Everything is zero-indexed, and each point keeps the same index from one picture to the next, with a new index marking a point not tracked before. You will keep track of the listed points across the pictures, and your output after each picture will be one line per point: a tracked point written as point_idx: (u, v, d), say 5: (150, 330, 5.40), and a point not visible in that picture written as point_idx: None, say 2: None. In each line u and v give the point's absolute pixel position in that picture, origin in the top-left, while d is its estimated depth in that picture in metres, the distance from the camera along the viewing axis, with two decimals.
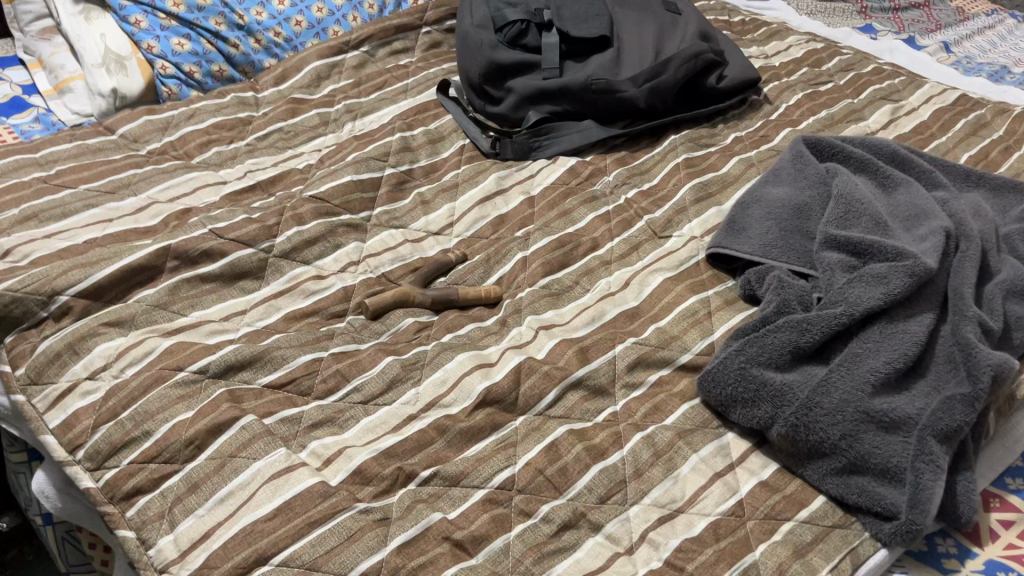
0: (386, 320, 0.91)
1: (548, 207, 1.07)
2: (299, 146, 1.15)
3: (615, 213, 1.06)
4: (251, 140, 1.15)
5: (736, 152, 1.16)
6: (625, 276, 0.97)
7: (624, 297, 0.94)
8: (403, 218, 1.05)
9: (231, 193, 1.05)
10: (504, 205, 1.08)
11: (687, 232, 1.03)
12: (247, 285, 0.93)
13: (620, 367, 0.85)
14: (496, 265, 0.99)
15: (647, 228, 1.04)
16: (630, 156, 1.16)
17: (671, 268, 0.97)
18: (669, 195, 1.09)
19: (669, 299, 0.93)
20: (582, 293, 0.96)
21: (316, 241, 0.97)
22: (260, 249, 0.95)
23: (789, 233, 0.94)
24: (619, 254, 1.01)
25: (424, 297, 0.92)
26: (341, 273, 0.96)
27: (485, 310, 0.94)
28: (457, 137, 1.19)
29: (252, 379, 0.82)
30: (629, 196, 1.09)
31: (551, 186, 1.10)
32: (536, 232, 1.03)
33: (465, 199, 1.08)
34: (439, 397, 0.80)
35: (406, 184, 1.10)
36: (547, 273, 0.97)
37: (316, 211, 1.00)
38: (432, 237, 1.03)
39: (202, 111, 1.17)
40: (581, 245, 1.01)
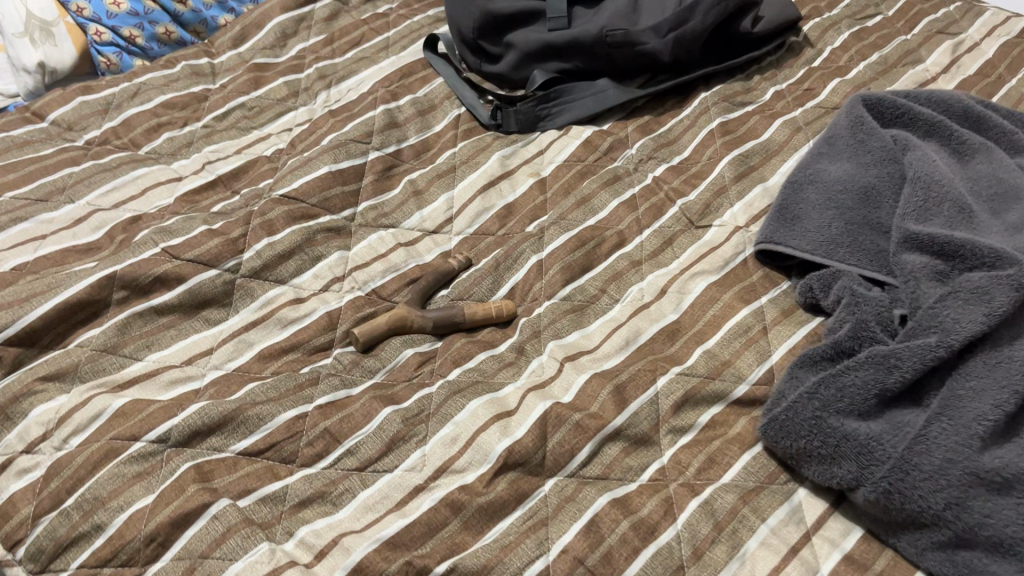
0: (381, 352, 0.76)
1: (563, 193, 0.91)
2: (266, 126, 0.98)
3: (642, 198, 0.90)
4: (209, 120, 0.97)
5: (778, 112, 0.99)
6: (661, 281, 0.82)
7: (661, 309, 0.79)
8: (393, 214, 0.88)
9: (187, 193, 0.88)
10: (511, 192, 0.92)
11: (729, 219, 0.87)
12: (212, 314, 0.78)
13: (664, 407, 0.71)
14: (507, 272, 0.84)
15: (681, 216, 0.88)
16: (654, 121, 0.99)
17: (715, 270, 0.82)
18: (704, 171, 0.92)
19: (715, 311, 0.78)
20: (611, 304, 0.81)
21: (292, 253, 0.81)
22: (225, 270, 0.79)
23: (856, 226, 0.79)
24: (651, 251, 0.85)
25: (424, 321, 0.78)
26: (324, 292, 0.80)
27: (497, 333, 0.79)
28: (451, 105, 1.01)
29: (224, 447, 0.68)
30: (657, 174, 0.93)
31: (565, 165, 0.94)
32: (552, 226, 0.87)
33: (464, 186, 0.92)
34: (451, 460, 0.67)
35: (394, 170, 0.93)
36: (568, 281, 0.82)
37: (290, 215, 0.84)
38: (429, 237, 0.88)
39: (147, 87, 0.99)
40: (606, 241, 0.86)
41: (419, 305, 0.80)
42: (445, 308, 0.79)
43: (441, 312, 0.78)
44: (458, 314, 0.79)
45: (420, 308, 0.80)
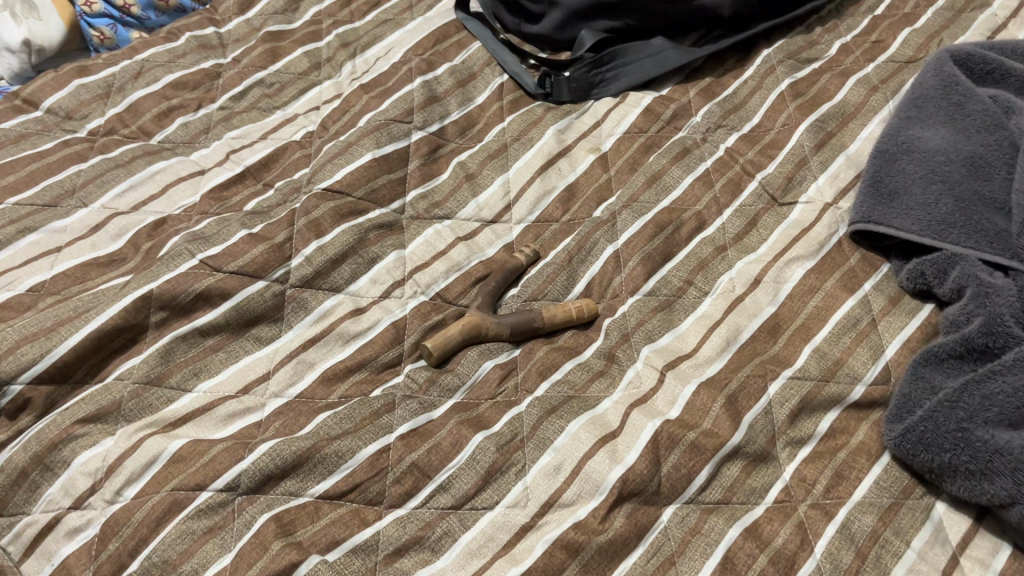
0: (456, 367, 0.69)
1: (630, 170, 0.83)
2: (289, 105, 0.88)
3: (716, 173, 0.82)
4: (225, 101, 0.87)
5: (850, 68, 0.91)
6: (752, 269, 0.75)
7: (757, 302, 0.72)
8: (447, 203, 0.80)
9: (213, 190, 0.78)
10: (571, 171, 0.83)
11: (816, 195, 0.80)
12: (263, 332, 0.69)
13: (779, 418, 0.65)
14: (581, 266, 0.76)
15: (763, 192, 0.81)
16: (716, 84, 0.91)
17: (810, 255, 0.75)
18: (780, 140, 0.85)
19: (817, 303, 0.72)
20: (700, 297, 0.73)
21: (344, 256, 0.73)
22: (274, 280, 0.71)
23: (966, 203, 0.72)
24: (735, 234, 0.78)
25: (500, 328, 0.70)
26: (384, 299, 0.72)
27: (579, 337, 0.72)
28: (491, 73, 0.92)
29: (301, 491, 0.60)
30: (729, 145, 0.85)
31: (626, 137, 0.86)
32: (623, 209, 0.79)
33: (520, 167, 0.83)
34: (558, 493, 0.60)
35: (441, 151, 0.84)
36: (651, 273, 0.75)
37: (337, 212, 0.75)
38: (488, 227, 0.79)
39: (151, 65, 0.88)
40: (685, 224, 0.78)
41: (490, 308, 0.72)
42: (520, 313, 0.71)
43: (517, 316, 0.71)
44: (536, 318, 0.71)
45: (492, 313, 0.72)
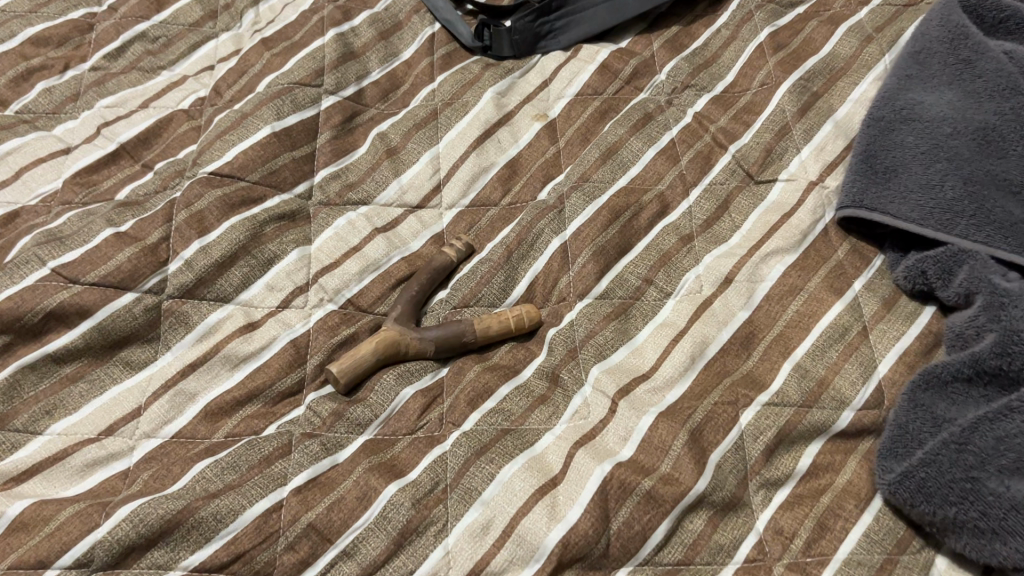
0: (371, 394, 0.58)
1: (581, 142, 0.70)
2: (177, 65, 0.74)
3: (683, 144, 0.70)
4: (98, 60, 0.72)
5: (839, 14, 0.77)
6: (723, 265, 0.63)
7: (728, 306, 0.61)
8: (362, 185, 0.67)
9: (78, 173, 0.65)
10: (512, 143, 0.71)
11: (798, 171, 0.68)
12: (132, 355, 0.57)
13: (752, 455, 0.54)
14: (523, 261, 0.64)
15: (737, 167, 0.69)
16: (683, 35, 0.78)
17: (792, 247, 0.63)
18: (758, 103, 0.72)
19: (798, 308, 0.61)
20: (661, 300, 0.62)
21: (234, 258, 0.60)
22: (145, 291, 0.58)
23: (976, 185, 0.61)
24: (703, 220, 0.66)
25: (423, 344, 0.59)
26: (283, 310, 0.60)
27: (518, 351, 0.61)
28: (420, 23, 0.77)
29: (169, 566, 0.48)
30: (699, 109, 0.72)
31: (578, 101, 0.73)
32: (572, 191, 0.67)
33: (452, 138, 0.70)
34: (487, 558, 0.49)
35: (357, 119, 0.71)
36: (604, 271, 0.63)
37: (225, 203, 0.62)
38: (412, 215, 0.67)
39: (6, 16, 0.73)
40: (645, 209, 0.66)
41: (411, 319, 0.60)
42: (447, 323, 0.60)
43: (443, 329, 0.59)
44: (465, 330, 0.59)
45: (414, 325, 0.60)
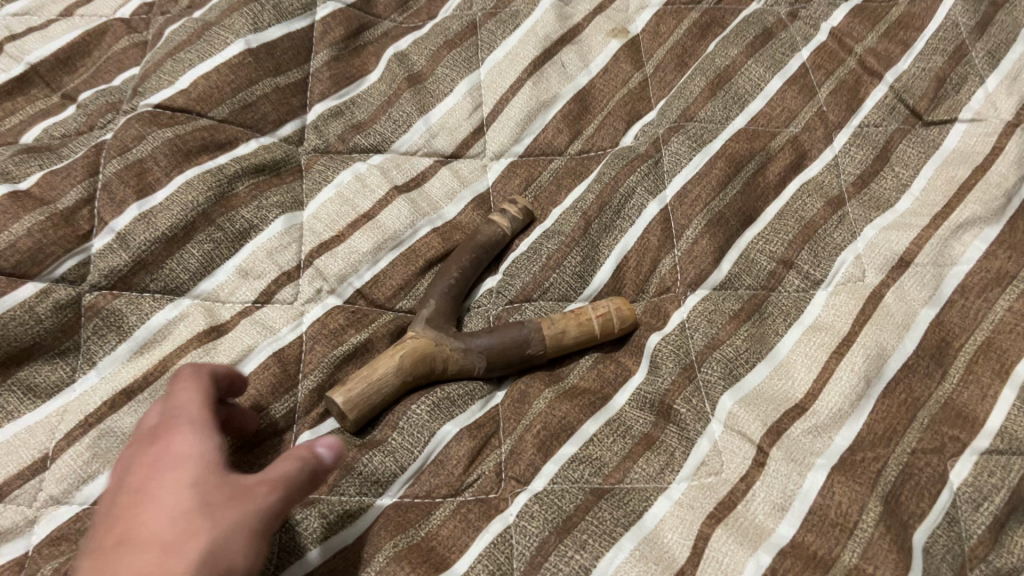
0: (390, 432, 0.39)
1: (676, 68, 0.51)
2: None
3: (818, 71, 0.51)
4: None
5: None
6: (893, 241, 0.44)
7: (905, 301, 0.42)
8: (376, 125, 0.48)
9: None
10: (581, 68, 0.51)
11: (986, 107, 0.48)
12: (36, 376, 0.38)
13: (973, 532, 0.35)
14: (605, 235, 0.45)
15: (896, 104, 0.49)
16: None
17: (993, 215, 0.44)
18: (917, 15, 0.52)
19: (1012, 303, 0.41)
20: (806, 291, 0.44)
21: (189, 231, 0.41)
22: (56, 281, 0.39)
23: None
24: (857, 176, 0.47)
25: (470, 357, 0.40)
26: (263, 307, 0.41)
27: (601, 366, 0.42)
28: None
29: None
30: (836, 23, 0.53)
31: (670, 11, 0.53)
32: (670, 135, 0.48)
33: (499, 61, 0.51)
34: None
35: (367, 35, 0.51)
36: (722, 249, 0.44)
37: (178, 149, 0.43)
38: (445, 167, 0.48)
39: None
40: (773, 159, 0.47)
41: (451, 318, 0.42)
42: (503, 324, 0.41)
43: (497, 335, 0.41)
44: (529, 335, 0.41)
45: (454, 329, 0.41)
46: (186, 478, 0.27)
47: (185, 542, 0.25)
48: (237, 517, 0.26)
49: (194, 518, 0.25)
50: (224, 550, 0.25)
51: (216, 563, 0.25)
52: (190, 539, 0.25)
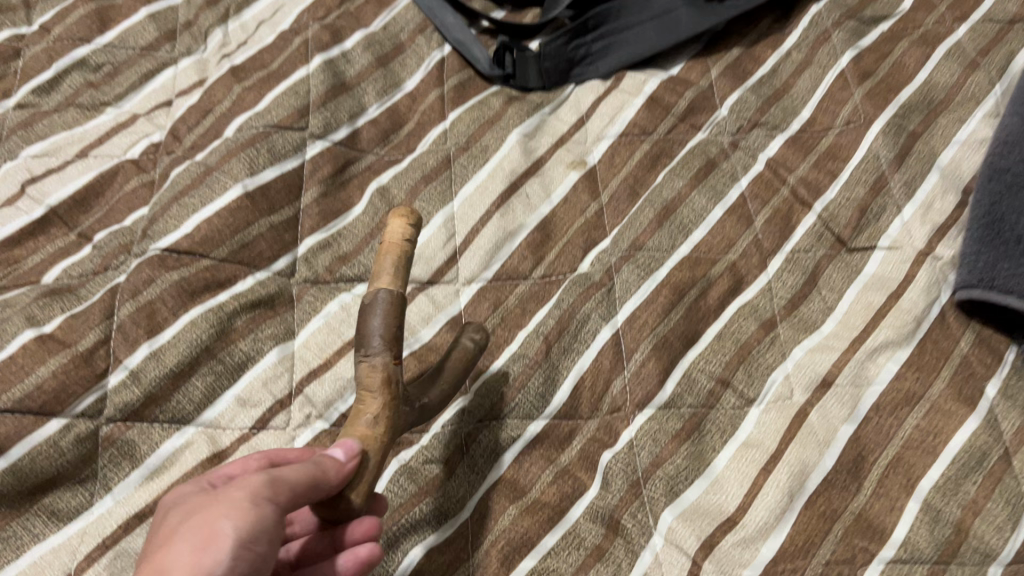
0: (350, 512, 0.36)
1: (628, 198, 0.57)
2: (125, 99, 0.58)
3: (756, 200, 0.57)
4: (25, 94, 0.57)
5: (931, 34, 0.64)
6: (817, 363, 0.50)
7: (826, 419, 0.48)
8: (360, 256, 0.53)
9: None
10: (544, 199, 0.57)
11: (902, 236, 0.55)
12: (59, 502, 0.42)
13: None
14: (564, 357, 0.51)
15: (824, 231, 0.55)
16: (747, 58, 0.64)
17: (903, 339, 0.50)
18: (843, 148, 0.59)
19: (918, 422, 0.47)
20: (741, 409, 0.49)
21: (193, 366, 0.47)
22: (76, 416, 0.44)
23: None
24: (787, 301, 0.53)
25: (372, 308, 0.38)
26: (259, 432, 0.47)
27: (403, 252, 0.39)
28: (426, 45, 0.63)
29: None
30: (772, 154, 0.59)
31: (624, 143, 0.59)
32: (622, 264, 0.54)
33: (470, 194, 0.57)
34: None
35: (352, 169, 0.57)
36: (667, 371, 0.50)
37: (184, 290, 0.48)
38: (423, 293, 0.53)
39: None
40: (714, 284, 0.53)
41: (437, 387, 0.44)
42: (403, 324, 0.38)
43: (391, 322, 0.38)
44: (396, 308, 0.38)
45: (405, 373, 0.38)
46: (173, 515, 0.34)
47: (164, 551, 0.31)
48: (210, 514, 0.32)
49: (175, 530, 0.32)
50: (203, 539, 0.31)
51: (193, 550, 0.31)
52: (167, 548, 0.32)
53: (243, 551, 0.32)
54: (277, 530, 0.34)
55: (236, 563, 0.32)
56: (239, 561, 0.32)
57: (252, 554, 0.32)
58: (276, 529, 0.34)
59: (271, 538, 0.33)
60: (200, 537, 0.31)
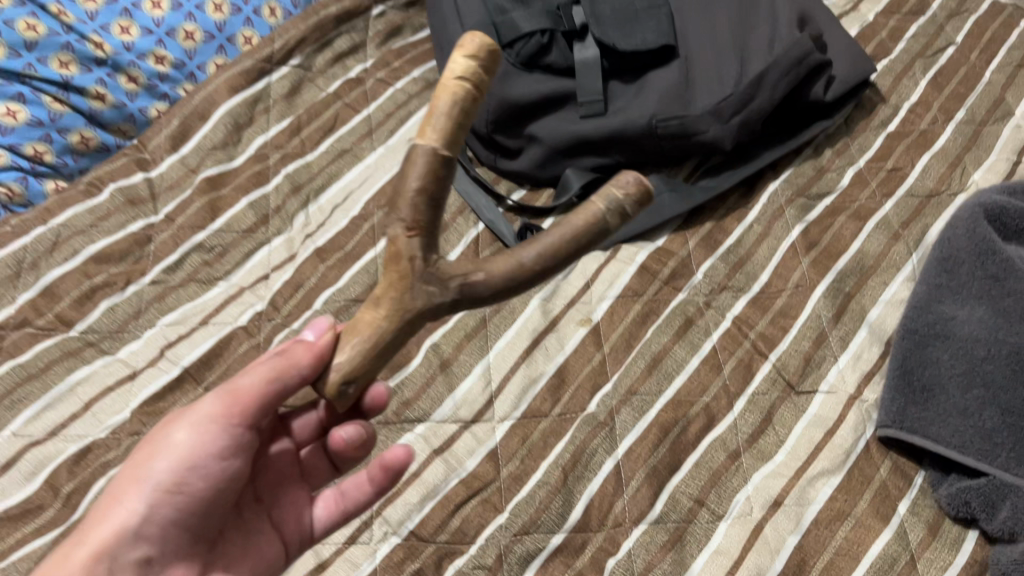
0: (341, 395, 0.43)
1: (625, 349, 0.73)
2: (233, 273, 0.75)
3: (725, 351, 0.73)
4: (157, 273, 0.74)
5: (865, 208, 0.81)
6: (771, 486, 0.66)
7: (777, 531, 0.63)
8: (419, 401, 0.69)
9: (146, 402, 0.67)
10: (559, 349, 0.73)
11: (838, 382, 0.71)
12: None
13: None
14: (578, 483, 0.66)
15: (778, 376, 0.71)
16: (717, 230, 0.81)
17: (836, 468, 0.66)
18: (793, 307, 0.75)
19: (846, 534, 0.63)
20: (713, 523, 0.64)
21: None
22: None
23: (1013, 416, 0.65)
24: (749, 434, 0.68)
25: (418, 152, 0.39)
26: (350, 546, 0.62)
27: (467, 96, 0.39)
28: (466, 222, 0.80)
29: None
30: (738, 312, 0.75)
31: (622, 302, 0.76)
32: (621, 406, 0.70)
33: (502, 348, 0.73)
34: None
35: None
36: (656, 493, 0.66)
37: None
38: (467, 431, 0.68)
39: (69, 232, 0.74)
40: (692, 422, 0.69)
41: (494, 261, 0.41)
42: (443, 187, 0.39)
43: (428, 177, 0.39)
44: (436, 166, 0.39)
45: (425, 253, 0.40)
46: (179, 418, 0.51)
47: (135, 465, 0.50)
48: (166, 449, 0.49)
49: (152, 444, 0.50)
50: (145, 474, 0.49)
51: (136, 477, 0.49)
52: (134, 464, 0.50)
53: (162, 494, 0.49)
54: (207, 464, 0.50)
55: (155, 505, 0.49)
56: (159, 501, 0.49)
57: (176, 491, 0.49)
58: (203, 466, 0.50)
59: (191, 482, 0.50)
60: (141, 470, 0.49)
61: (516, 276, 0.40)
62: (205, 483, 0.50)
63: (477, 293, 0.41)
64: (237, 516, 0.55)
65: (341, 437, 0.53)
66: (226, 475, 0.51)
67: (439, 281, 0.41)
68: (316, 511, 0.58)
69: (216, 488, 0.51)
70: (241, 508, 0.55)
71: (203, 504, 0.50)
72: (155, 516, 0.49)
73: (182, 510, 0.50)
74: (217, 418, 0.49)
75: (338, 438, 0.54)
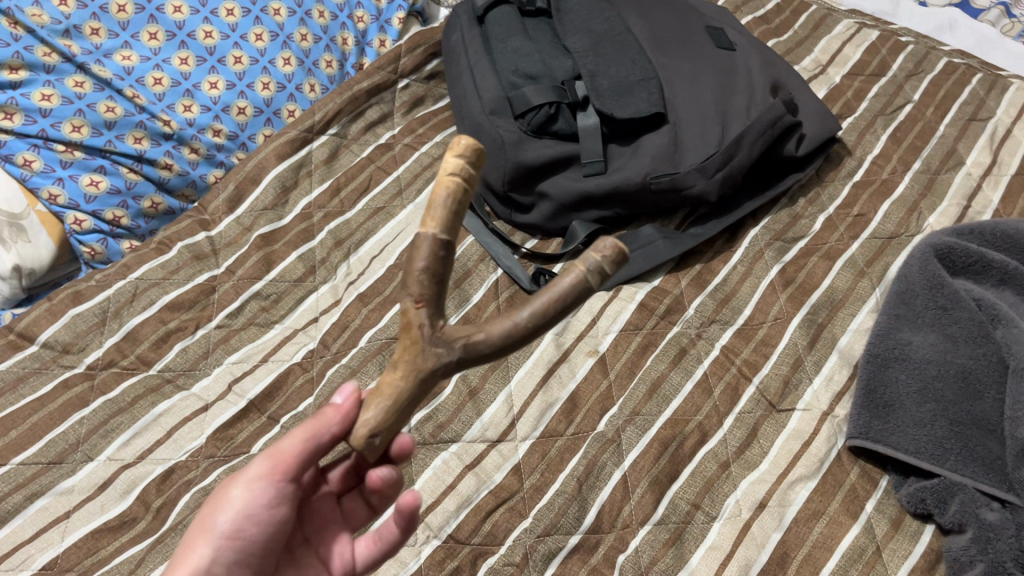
0: (369, 444, 0.47)
1: (629, 375, 0.84)
2: (287, 317, 0.87)
3: (714, 375, 0.84)
4: (222, 318, 0.85)
5: (834, 249, 0.93)
6: (757, 491, 0.76)
7: (763, 529, 0.74)
8: (452, 424, 0.80)
9: (218, 429, 0.78)
10: (571, 377, 0.84)
11: (812, 401, 0.82)
12: None
13: None
14: (591, 492, 0.77)
15: (761, 397, 0.82)
16: (705, 271, 0.93)
17: (812, 473, 0.77)
18: (773, 337, 0.86)
19: (821, 529, 0.74)
20: (708, 523, 0.75)
21: None
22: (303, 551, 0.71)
23: (961, 425, 0.76)
24: (737, 447, 0.79)
25: (421, 240, 0.41)
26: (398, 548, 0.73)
27: (459, 188, 0.41)
28: (487, 269, 0.92)
29: None
30: (725, 342, 0.86)
31: (624, 335, 0.87)
32: (626, 425, 0.81)
33: (522, 377, 0.84)
34: None
35: None
36: (659, 498, 0.76)
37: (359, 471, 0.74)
38: (494, 449, 0.80)
39: (145, 284, 0.86)
40: (688, 437, 0.80)
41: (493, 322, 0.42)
42: (446, 267, 0.42)
43: (433, 258, 0.41)
44: (438, 249, 0.41)
45: (432, 320, 0.43)
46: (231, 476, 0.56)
47: (197, 520, 0.54)
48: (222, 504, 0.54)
49: (211, 501, 0.55)
50: (207, 525, 0.53)
51: (199, 530, 0.53)
52: (197, 520, 0.54)
53: (224, 541, 0.53)
54: (261, 512, 0.54)
55: (219, 550, 0.53)
56: (221, 549, 0.53)
57: (236, 539, 0.53)
58: (258, 514, 0.54)
59: (249, 529, 0.54)
60: (205, 523, 0.53)
61: (511, 334, 0.42)
62: (260, 528, 0.54)
63: (479, 350, 0.43)
64: (289, 557, 0.59)
65: (374, 479, 0.56)
66: (278, 521, 0.55)
67: (446, 343, 0.43)
68: (357, 548, 0.62)
69: (272, 532, 0.55)
70: (292, 549, 0.59)
71: (261, 547, 0.55)
72: (221, 560, 0.53)
73: (242, 554, 0.54)
74: (267, 474, 0.54)
75: (372, 479, 0.56)
